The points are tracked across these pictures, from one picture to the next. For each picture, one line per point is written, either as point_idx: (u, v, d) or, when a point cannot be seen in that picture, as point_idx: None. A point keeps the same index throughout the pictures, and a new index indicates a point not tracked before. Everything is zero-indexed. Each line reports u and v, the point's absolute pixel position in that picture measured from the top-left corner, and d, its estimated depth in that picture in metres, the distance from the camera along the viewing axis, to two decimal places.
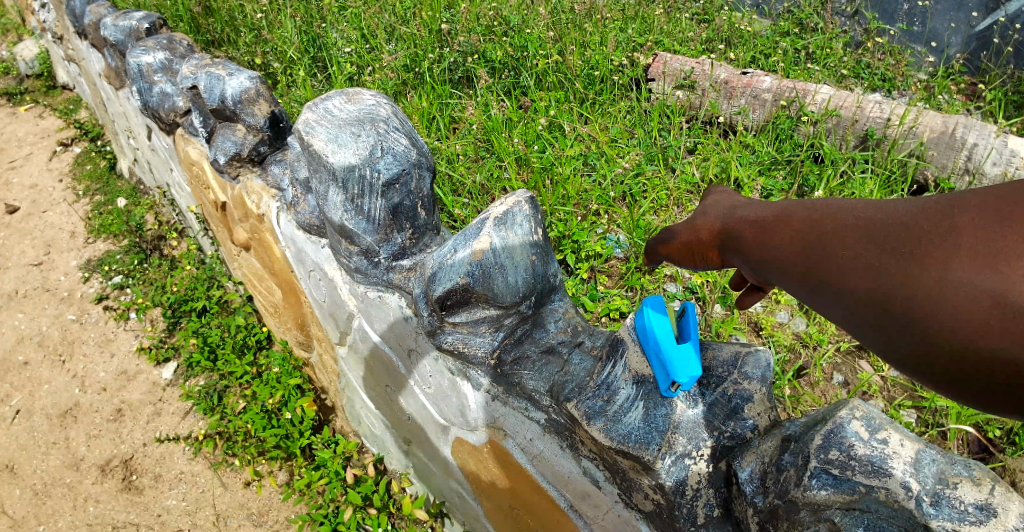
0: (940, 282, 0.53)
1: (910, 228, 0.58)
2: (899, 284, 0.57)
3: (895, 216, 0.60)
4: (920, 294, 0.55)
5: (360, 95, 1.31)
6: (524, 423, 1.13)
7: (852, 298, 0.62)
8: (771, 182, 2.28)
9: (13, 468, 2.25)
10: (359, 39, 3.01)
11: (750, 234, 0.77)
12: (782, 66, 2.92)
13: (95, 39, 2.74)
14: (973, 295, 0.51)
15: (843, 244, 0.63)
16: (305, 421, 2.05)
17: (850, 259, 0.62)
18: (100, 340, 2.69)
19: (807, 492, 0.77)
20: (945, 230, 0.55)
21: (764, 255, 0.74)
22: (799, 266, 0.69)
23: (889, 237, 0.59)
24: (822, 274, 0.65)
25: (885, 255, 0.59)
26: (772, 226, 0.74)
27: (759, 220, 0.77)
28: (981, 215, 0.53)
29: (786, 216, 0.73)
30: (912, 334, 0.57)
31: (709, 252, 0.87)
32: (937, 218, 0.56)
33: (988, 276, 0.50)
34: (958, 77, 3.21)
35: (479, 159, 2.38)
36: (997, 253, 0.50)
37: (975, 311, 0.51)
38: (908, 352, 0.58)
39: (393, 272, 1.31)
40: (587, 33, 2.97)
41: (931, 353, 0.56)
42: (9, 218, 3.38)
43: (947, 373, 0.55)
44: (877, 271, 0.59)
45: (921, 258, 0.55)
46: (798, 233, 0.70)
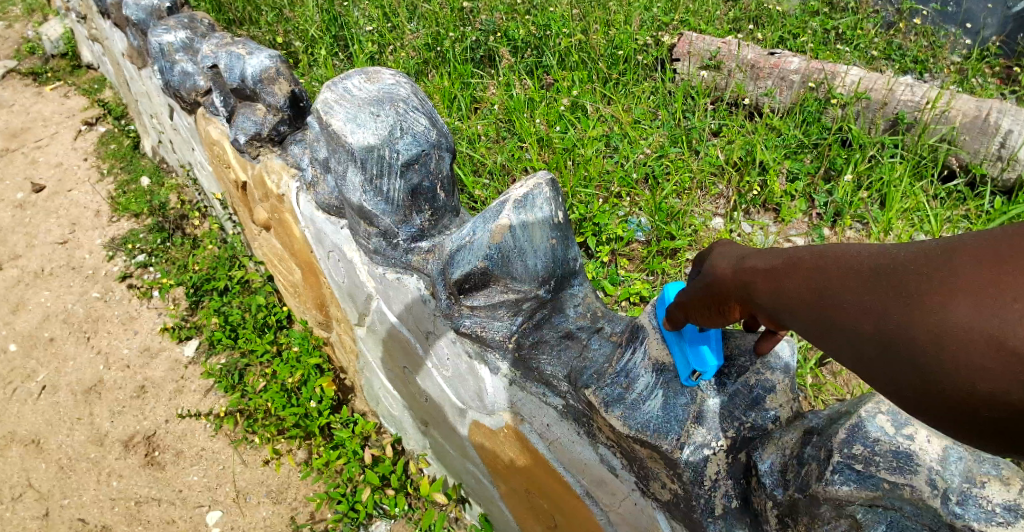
0: (940, 324, 0.48)
1: (908, 269, 0.52)
2: (897, 326, 0.52)
3: (891, 253, 0.54)
4: (920, 335, 0.50)
5: (380, 74, 1.30)
6: (542, 408, 1.13)
7: (850, 342, 0.56)
8: (797, 165, 2.24)
9: (40, 442, 2.32)
10: (380, 18, 2.98)
11: (745, 274, 0.70)
12: (811, 47, 2.84)
13: (117, 19, 2.75)
14: (974, 336, 0.46)
15: (842, 284, 0.57)
16: (324, 401, 2.09)
17: (850, 302, 0.56)
18: (124, 318, 2.74)
19: (828, 487, 0.75)
20: (944, 268, 0.49)
21: (763, 298, 0.67)
22: (798, 310, 0.62)
23: (885, 275, 0.53)
24: (821, 315, 0.59)
25: (883, 294, 0.53)
26: (769, 266, 0.67)
27: (756, 259, 0.70)
28: (980, 251, 0.47)
29: (782, 254, 0.66)
30: (911, 379, 0.52)
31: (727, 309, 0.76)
32: (935, 252, 0.51)
33: (989, 318, 0.45)
34: (994, 60, 3.09)
35: (500, 140, 2.36)
36: (997, 295, 0.45)
37: (976, 352, 0.46)
38: (908, 396, 0.53)
39: (412, 254, 1.30)
40: (611, 12, 2.91)
41: (933, 399, 0.51)
42: (36, 196, 3.44)
43: (951, 419, 0.50)
44: (876, 313, 0.53)
45: (920, 301, 0.50)
46: (795, 274, 0.63)
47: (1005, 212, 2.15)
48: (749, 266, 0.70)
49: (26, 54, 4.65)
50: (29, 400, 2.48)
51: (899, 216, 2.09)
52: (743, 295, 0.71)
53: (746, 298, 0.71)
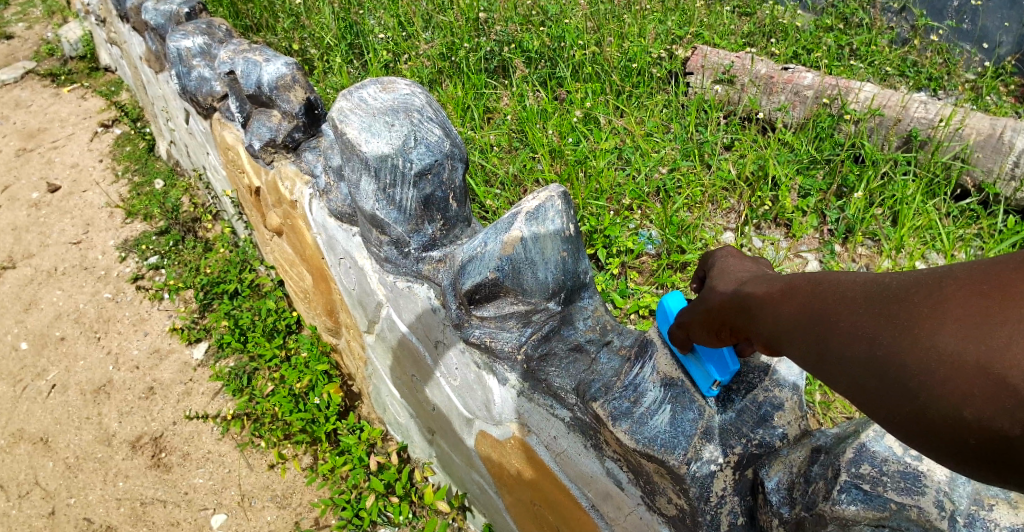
0: (930, 350, 0.48)
1: (900, 293, 0.52)
2: (889, 353, 0.52)
3: (886, 280, 0.55)
4: (909, 359, 0.50)
5: (395, 84, 1.31)
6: (549, 420, 1.12)
7: (842, 368, 0.56)
8: (810, 181, 2.24)
9: (48, 441, 2.34)
10: (396, 27, 3.01)
11: (745, 301, 0.71)
12: (825, 62, 2.84)
13: (137, 23, 2.78)
14: (963, 362, 0.46)
15: (837, 311, 0.57)
16: (331, 407, 2.09)
17: (843, 328, 0.56)
18: (134, 319, 2.76)
19: (835, 506, 0.74)
20: (932, 293, 0.50)
21: (759, 324, 0.68)
22: (791, 338, 0.63)
23: (877, 299, 0.54)
24: (814, 343, 0.59)
25: (875, 321, 0.53)
26: (766, 294, 0.68)
27: (757, 286, 0.71)
28: (967, 276, 0.48)
29: (780, 282, 0.67)
30: (903, 406, 0.51)
31: (721, 331, 0.78)
32: (925, 277, 0.51)
33: (974, 344, 0.45)
34: (1009, 78, 3.07)
35: (512, 150, 2.37)
36: (983, 320, 0.45)
37: (964, 378, 0.46)
38: (901, 425, 0.53)
39: (422, 263, 1.30)
40: (626, 25, 2.92)
41: (924, 426, 0.50)
42: (51, 196, 3.48)
43: (942, 447, 0.50)
44: (868, 338, 0.54)
45: (910, 326, 0.50)
46: (791, 302, 0.64)
47: (1018, 232, 2.14)
48: (748, 294, 0.71)
49: (45, 56, 4.73)
50: (39, 398, 2.50)
51: (911, 234, 2.08)
52: (739, 319, 0.73)
53: (742, 323, 0.72)
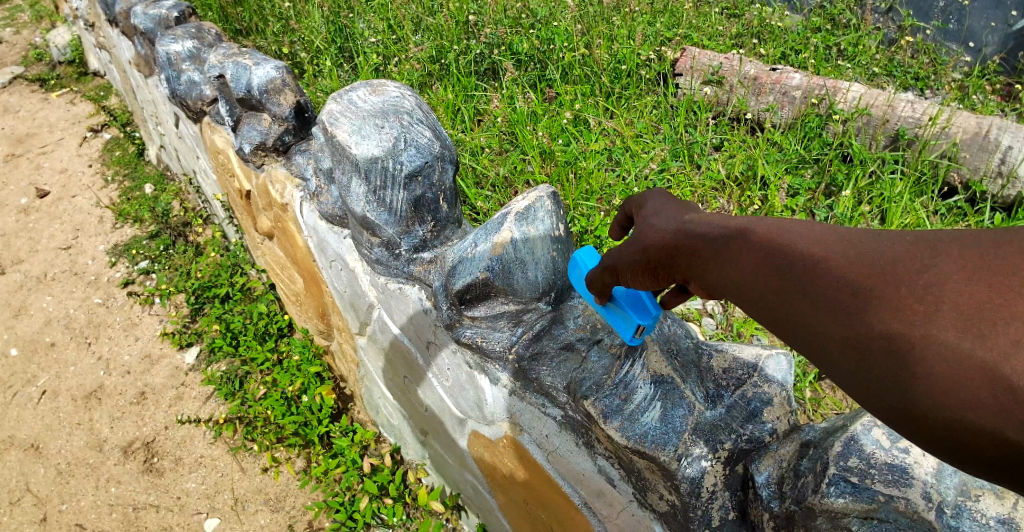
0: (922, 337, 0.47)
1: (891, 275, 0.51)
2: (876, 333, 0.51)
3: (872, 253, 0.53)
4: (902, 351, 0.48)
5: (384, 87, 1.32)
6: (541, 419, 1.13)
7: (823, 343, 0.55)
8: (798, 180, 2.26)
9: (39, 447, 2.33)
10: (386, 30, 3.01)
11: (697, 249, 0.70)
12: (812, 63, 2.86)
13: (125, 27, 2.77)
14: (958, 356, 0.45)
15: (817, 280, 0.56)
16: (323, 409, 2.09)
17: (825, 299, 0.55)
18: (125, 324, 2.75)
19: (824, 499, 0.76)
20: (930, 281, 0.48)
21: (719, 279, 0.67)
22: (763, 303, 0.61)
23: (865, 277, 0.52)
24: (794, 314, 0.58)
25: (861, 296, 0.52)
26: (725, 246, 0.66)
27: (709, 238, 0.69)
28: (965, 261, 0.47)
29: (739, 231, 0.65)
30: (884, 388, 0.51)
31: (660, 274, 0.76)
32: (919, 260, 0.50)
33: (979, 346, 0.44)
34: (994, 77, 3.11)
35: (503, 152, 2.38)
36: (988, 321, 0.44)
37: (956, 371, 0.45)
38: (878, 406, 0.52)
39: (414, 264, 1.31)
40: (615, 27, 2.93)
41: (902, 408, 0.50)
42: (40, 202, 3.46)
43: (920, 434, 0.50)
44: (853, 314, 0.52)
45: (906, 314, 0.49)
46: (759, 260, 0.62)
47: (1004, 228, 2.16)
48: (697, 241, 0.70)
49: (33, 61, 4.70)
50: (29, 405, 2.48)
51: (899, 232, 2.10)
52: (688, 267, 0.72)
53: (692, 271, 0.71)
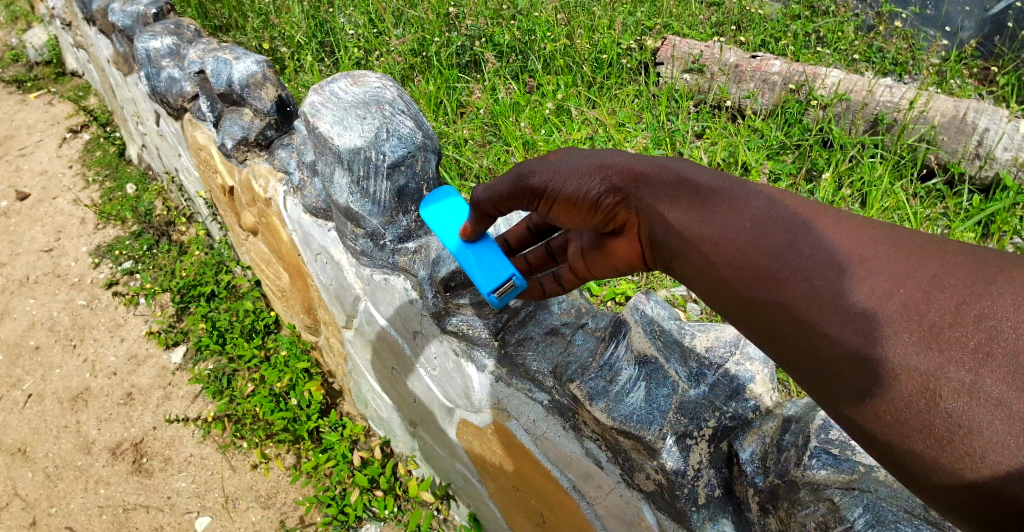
0: (959, 371, 0.49)
1: (906, 292, 0.55)
2: (912, 361, 0.52)
3: (884, 266, 0.58)
4: (913, 368, 0.52)
5: (366, 77, 1.31)
6: (528, 404, 1.14)
7: (833, 346, 0.57)
8: (779, 166, 2.28)
9: (26, 451, 2.31)
10: (367, 24, 2.99)
11: (660, 184, 0.79)
12: (792, 50, 2.88)
13: (103, 25, 2.73)
14: (991, 399, 0.47)
15: (843, 281, 0.58)
16: (312, 405, 2.08)
17: (841, 293, 0.58)
18: (111, 325, 2.73)
19: (807, 471, 0.80)
20: (949, 308, 0.52)
21: (700, 236, 0.72)
22: (761, 282, 0.65)
23: (876, 286, 0.56)
24: (786, 303, 0.62)
25: (892, 309, 0.55)
26: (708, 204, 0.74)
27: (680, 206, 0.76)
28: (980, 290, 0.52)
29: (722, 192, 0.74)
30: (879, 391, 0.54)
31: (598, 192, 0.84)
32: (936, 285, 0.54)
33: (994, 379, 0.47)
34: (971, 62, 3.15)
35: (486, 144, 2.38)
36: (1005, 357, 0.48)
37: (984, 410, 0.47)
38: (883, 430, 0.54)
39: (399, 255, 1.32)
40: (596, 16, 2.94)
41: (911, 435, 0.52)
42: (20, 204, 3.41)
43: (909, 445, 0.52)
44: (884, 330, 0.54)
45: (924, 335, 0.52)
46: (756, 232, 0.67)
47: (983, 209, 2.20)
48: (654, 173, 0.80)
49: (9, 62, 4.62)
50: (15, 408, 2.45)
51: (878, 216, 2.13)
52: (642, 197, 0.81)
53: (648, 202, 0.80)
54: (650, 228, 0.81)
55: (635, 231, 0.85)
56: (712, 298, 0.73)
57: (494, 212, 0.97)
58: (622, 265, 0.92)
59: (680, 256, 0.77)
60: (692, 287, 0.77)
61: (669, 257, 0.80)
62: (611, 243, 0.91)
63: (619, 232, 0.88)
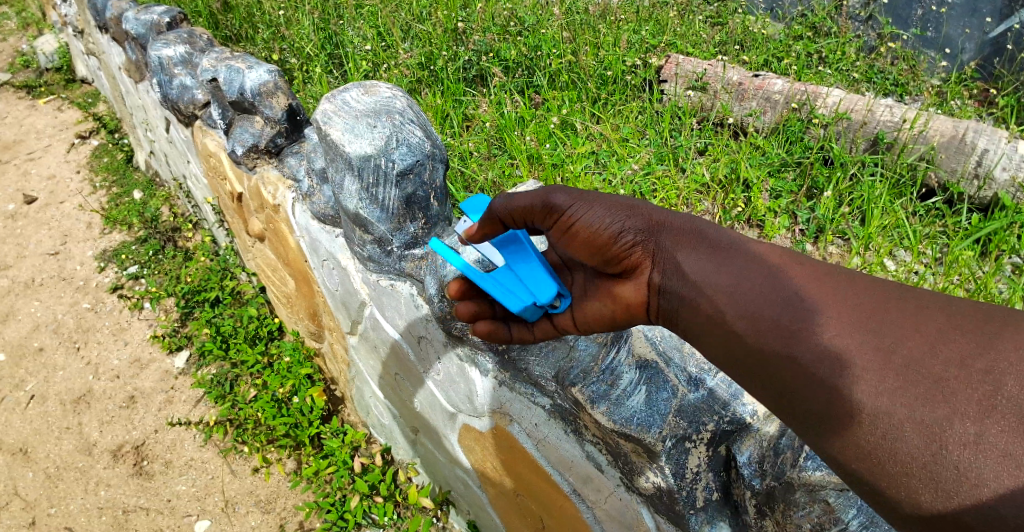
0: (965, 423, 0.54)
1: (914, 350, 0.60)
2: (919, 413, 0.57)
3: (893, 324, 0.63)
4: (921, 422, 0.57)
5: (377, 88, 1.34)
6: (530, 408, 1.16)
7: (841, 400, 0.62)
8: (780, 183, 2.32)
9: (26, 452, 2.32)
10: (375, 37, 3.03)
11: (681, 237, 0.84)
12: (794, 69, 2.93)
13: (116, 33, 2.78)
14: (997, 449, 0.52)
15: (852, 338, 0.64)
16: (314, 412, 2.08)
17: (850, 349, 0.63)
18: (115, 328, 2.75)
19: (802, 472, 0.84)
20: (952, 365, 0.58)
21: (715, 287, 0.77)
22: (773, 335, 0.70)
23: (884, 344, 0.62)
24: (797, 356, 0.67)
25: (899, 364, 0.60)
26: (727, 258, 0.79)
27: (697, 256, 0.81)
28: (978, 347, 0.58)
29: (739, 248, 0.79)
30: (891, 444, 0.58)
31: (622, 228, 0.86)
32: (937, 343, 0.60)
33: (997, 431, 0.53)
34: (971, 83, 3.19)
35: (491, 156, 2.42)
36: (1005, 412, 0.53)
37: (990, 459, 0.52)
38: (891, 483, 0.59)
39: (406, 261, 1.36)
40: (600, 34, 2.99)
41: (920, 487, 0.56)
42: (28, 208, 3.45)
43: (918, 496, 0.56)
44: (891, 384, 0.60)
45: (928, 390, 0.57)
46: (769, 286, 0.73)
47: (982, 228, 2.22)
48: (679, 223, 0.84)
49: (20, 67, 4.68)
50: (18, 409, 2.47)
51: (878, 233, 2.15)
52: (661, 244, 0.85)
53: (668, 249, 0.84)
54: (664, 274, 0.84)
55: (647, 276, 0.87)
56: (722, 350, 0.77)
57: (509, 222, 1.00)
58: (621, 310, 0.93)
59: (689, 305, 0.80)
60: (702, 338, 0.80)
61: (677, 305, 0.83)
62: (616, 289, 0.93)
63: (628, 276, 0.89)
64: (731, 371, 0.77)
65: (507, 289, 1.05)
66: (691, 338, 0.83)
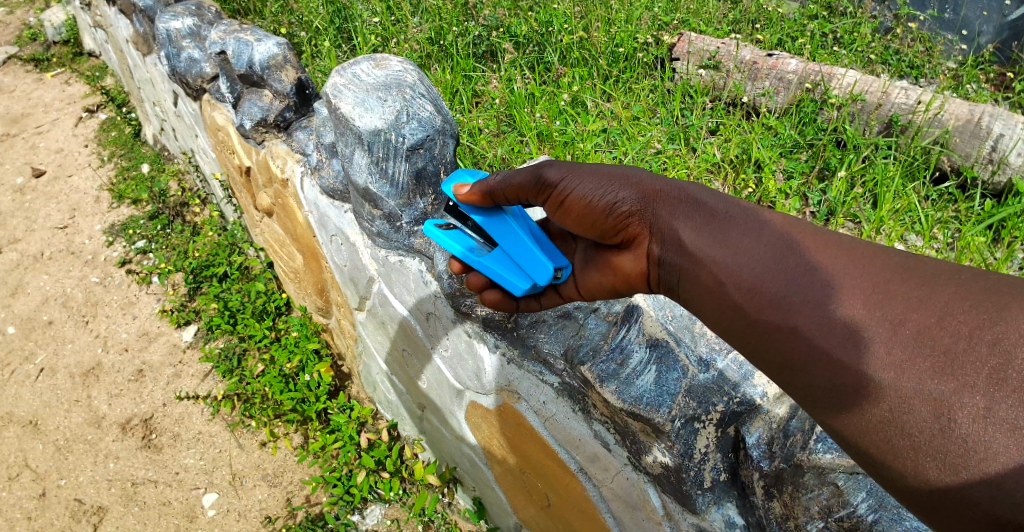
0: (974, 397, 0.53)
1: (920, 321, 0.60)
2: (927, 387, 0.56)
3: (900, 295, 0.62)
4: (928, 395, 0.56)
5: (388, 61, 1.33)
6: (539, 386, 1.16)
7: (845, 373, 0.62)
8: (793, 164, 2.28)
9: (37, 423, 2.35)
10: (384, 11, 2.99)
11: (678, 208, 0.84)
12: (808, 49, 2.88)
13: (123, 5, 2.75)
14: (1007, 423, 0.51)
15: (857, 309, 0.63)
16: (321, 386, 2.13)
17: (852, 320, 0.63)
18: (123, 303, 2.76)
19: (812, 455, 0.84)
20: (960, 336, 0.57)
21: (712, 258, 0.77)
22: (775, 307, 0.70)
23: (889, 313, 0.62)
24: (795, 327, 0.67)
25: (906, 337, 0.60)
26: (725, 229, 0.79)
27: (692, 227, 0.81)
28: (986, 318, 0.56)
29: (738, 218, 0.79)
30: (897, 419, 0.58)
31: (615, 199, 0.88)
32: (943, 313, 0.59)
33: (1005, 403, 0.51)
34: (988, 67, 3.12)
35: (501, 133, 2.40)
36: (1014, 385, 0.52)
37: (999, 433, 0.51)
38: (896, 458, 0.58)
39: (414, 237, 1.36)
40: (613, 10, 2.94)
41: (925, 463, 0.55)
42: (36, 181, 3.46)
43: (924, 472, 0.55)
44: (898, 357, 0.59)
45: (936, 363, 0.57)
46: (769, 258, 0.73)
47: (995, 214, 2.19)
48: (673, 194, 0.85)
49: (27, 40, 4.66)
50: (27, 382, 2.50)
51: (889, 216, 2.13)
52: (657, 214, 0.85)
53: (664, 218, 0.85)
54: (662, 246, 0.85)
55: (645, 247, 0.88)
56: (724, 323, 0.78)
57: (503, 200, 1.05)
58: (621, 282, 0.95)
59: (689, 276, 0.81)
60: (702, 309, 0.81)
61: (677, 278, 0.84)
62: (615, 260, 0.94)
63: (627, 247, 0.91)
64: (734, 343, 0.77)
65: (504, 269, 1.08)
66: (693, 309, 0.84)
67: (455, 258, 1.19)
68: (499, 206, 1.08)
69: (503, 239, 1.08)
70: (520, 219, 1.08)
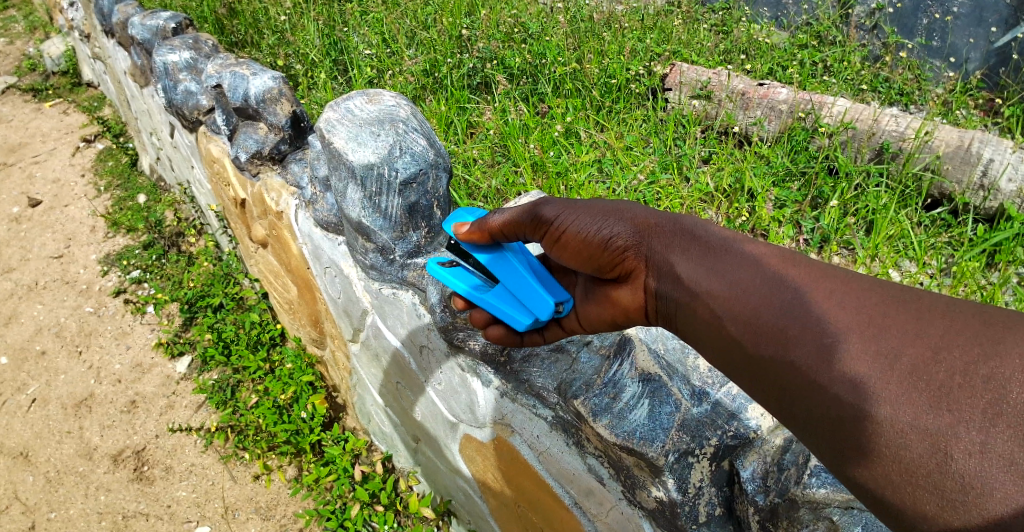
0: (970, 431, 0.53)
1: (917, 353, 0.59)
2: (922, 422, 0.55)
3: (896, 327, 0.62)
4: (924, 429, 0.55)
5: (381, 96, 1.34)
6: (532, 420, 1.15)
7: (844, 407, 0.61)
8: (785, 193, 2.31)
9: (27, 455, 2.32)
10: (380, 44, 3.05)
11: (673, 240, 0.84)
12: (798, 78, 2.92)
13: (122, 38, 2.79)
14: (1002, 459, 0.50)
15: (853, 342, 0.62)
16: (316, 418, 2.08)
17: (848, 353, 0.62)
18: (117, 333, 2.74)
19: (807, 490, 0.82)
20: (956, 370, 0.56)
21: (708, 290, 0.77)
22: (771, 340, 0.69)
23: (886, 346, 0.61)
24: (793, 361, 0.66)
25: (902, 371, 0.59)
26: (721, 260, 0.78)
27: (688, 260, 0.81)
28: (979, 353, 0.56)
29: (732, 249, 0.79)
30: (893, 453, 0.57)
31: (611, 233, 0.88)
32: (938, 346, 0.58)
33: (1002, 439, 0.51)
34: (977, 93, 3.18)
35: (495, 164, 2.41)
36: (1011, 421, 0.51)
37: (995, 469, 0.50)
38: (894, 492, 0.57)
39: (408, 269, 1.35)
40: (605, 42, 3.00)
41: (923, 497, 0.54)
42: (32, 210, 3.46)
43: (923, 505, 0.55)
44: (895, 391, 0.58)
45: (933, 397, 0.56)
46: (764, 289, 0.72)
47: (988, 239, 2.21)
48: (667, 227, 0.85)
49: (26, 70, 4.71)
50: (19, 413, 2.47)
51: (883, 243, 2.15)
52: (653, 247, 0.85)
53: (659, 250, 0.85)
54: (659, 278, 0.85)
55: (642, 279, 0.88)
56: (721, 354, 0.77)
57: (500, 236, 1.05)
58: (619, 314, 0.95)
59: (687, 308, 0.81)
60: (701, 341, 0.80)
61: (674, 309, 0.83)
62: (613, 293, 0.95)
63: (624, 279, 0.91)
64: (732, 375, 0.77)
65: (505, 305, 1.07)
66: (690, 341, 0.83)
67: (459, 295, 1.18)
68: (499, 243, 1.07)
69: (503, 276, 1.07)
70: (520, 256, 1.08)
